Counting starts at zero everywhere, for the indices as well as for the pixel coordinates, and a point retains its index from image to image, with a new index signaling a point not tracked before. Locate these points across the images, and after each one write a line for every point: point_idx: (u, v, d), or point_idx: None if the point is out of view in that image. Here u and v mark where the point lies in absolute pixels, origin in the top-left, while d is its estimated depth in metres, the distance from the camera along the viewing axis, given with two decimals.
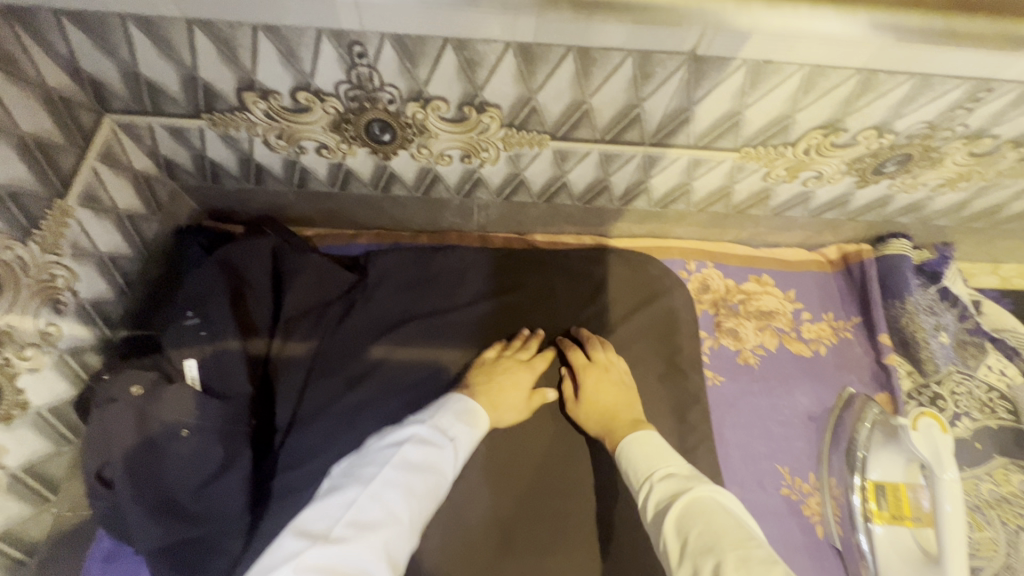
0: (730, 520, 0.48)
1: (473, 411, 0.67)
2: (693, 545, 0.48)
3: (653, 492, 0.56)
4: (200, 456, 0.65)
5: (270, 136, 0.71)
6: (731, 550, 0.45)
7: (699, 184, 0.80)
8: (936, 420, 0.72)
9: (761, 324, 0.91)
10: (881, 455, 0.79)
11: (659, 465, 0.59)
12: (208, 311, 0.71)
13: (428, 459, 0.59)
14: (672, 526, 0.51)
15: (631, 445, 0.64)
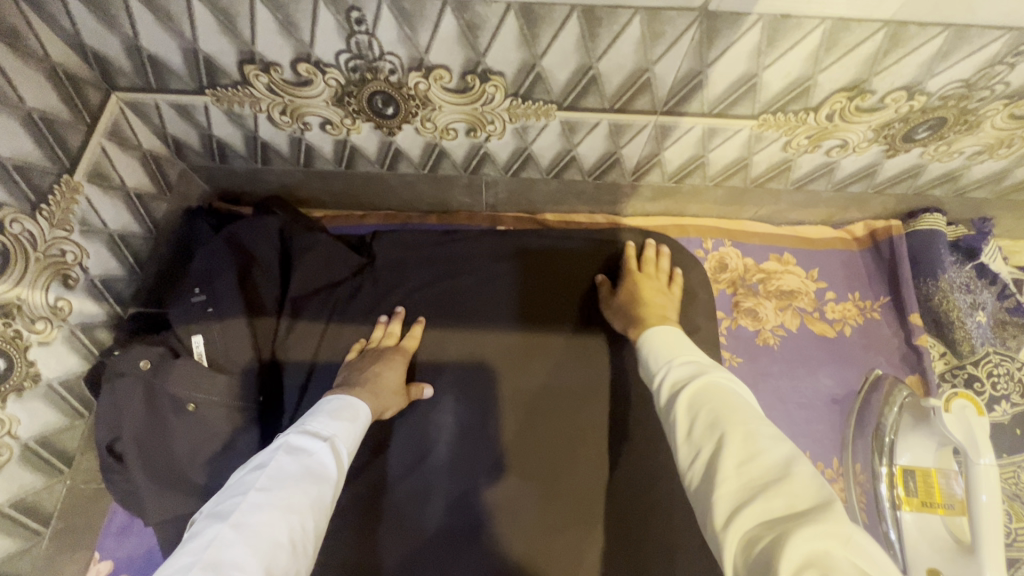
0: (739, 400, 0.45)
1: (351, 406, 0.63)
2: (703, 418, 0.45)
3: (670, 375, 0.53)
4: (208, 430, 0.65)
5: (273, 111, 0.71)
6: (738, 428, 0.42)
7: (715, 156, 0.76)
8: (972, 402, 0.68)
9: (782, 304, 0.87)
10: (911, 438, 0.76)
11: (671, 355, 0.55)
12: (214, 287, 0.71)
13: (303, 467, 0.53)
14: (680, 413, 0.47)
15: (651, 337, 0.60)
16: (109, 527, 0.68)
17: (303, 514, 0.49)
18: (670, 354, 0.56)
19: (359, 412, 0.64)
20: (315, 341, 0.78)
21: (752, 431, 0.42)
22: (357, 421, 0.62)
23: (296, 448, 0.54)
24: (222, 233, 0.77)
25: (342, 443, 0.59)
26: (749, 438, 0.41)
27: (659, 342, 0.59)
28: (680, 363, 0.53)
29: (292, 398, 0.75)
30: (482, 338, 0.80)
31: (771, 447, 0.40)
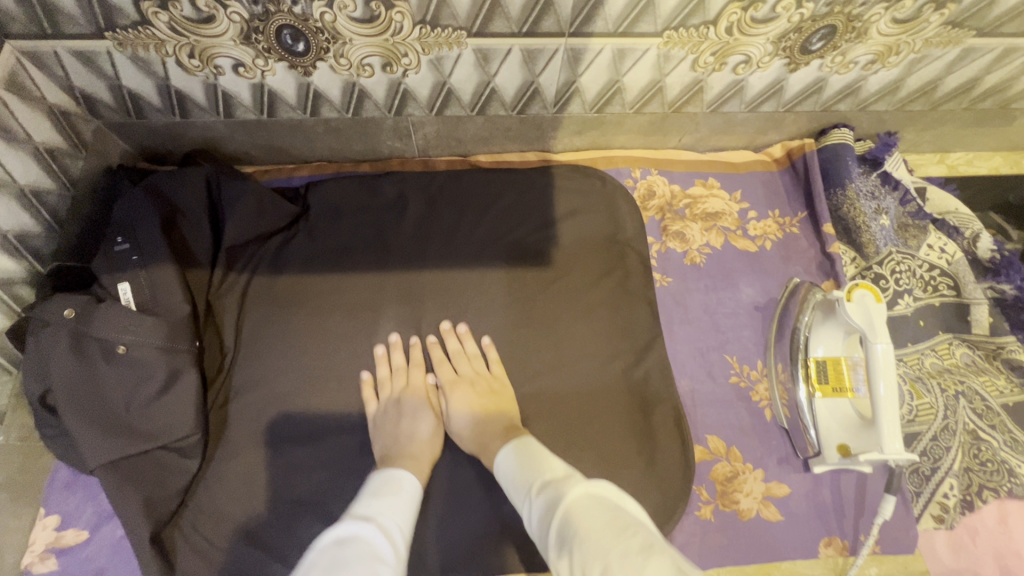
0: (590, 520, 0.52)
1: (395, 482, 0.66)
2: (577, 546, 0.50)
3: (533, 512, 0.59)
4: (142, 374, 0.66)
5: (181, 55, 0.70)
6: (613, 548, 0.47)
7: (629, 80, 0.79)
8: (871, 291, 0.74)
9: (707, 225, 0.91)
10: (822, 330, 0.79)
11: (535, 476, 0.62)
12: (138, 235, 0.71)
13: (354, 549, 0.54)
14: (557, 547, 0.52)
15: (507, 461, 0.67)
16: (51, 484, 0.70)
17: None
18: (530, 475, 0.63)
19: (403, 481, 0.67)
20: (244, 287, 0.83)
21: (611, 554, 0.47)
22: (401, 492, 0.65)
23: (343, 535, 0.56)
24: (140, 185, 0.76)
25: (392, 522, 0.60)
26: (613, 552, 0.47)
27: (517, 458, 0.66)
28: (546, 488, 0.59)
29: (231, 338, 0.81)
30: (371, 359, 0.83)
31: (643, 570, 0.45)
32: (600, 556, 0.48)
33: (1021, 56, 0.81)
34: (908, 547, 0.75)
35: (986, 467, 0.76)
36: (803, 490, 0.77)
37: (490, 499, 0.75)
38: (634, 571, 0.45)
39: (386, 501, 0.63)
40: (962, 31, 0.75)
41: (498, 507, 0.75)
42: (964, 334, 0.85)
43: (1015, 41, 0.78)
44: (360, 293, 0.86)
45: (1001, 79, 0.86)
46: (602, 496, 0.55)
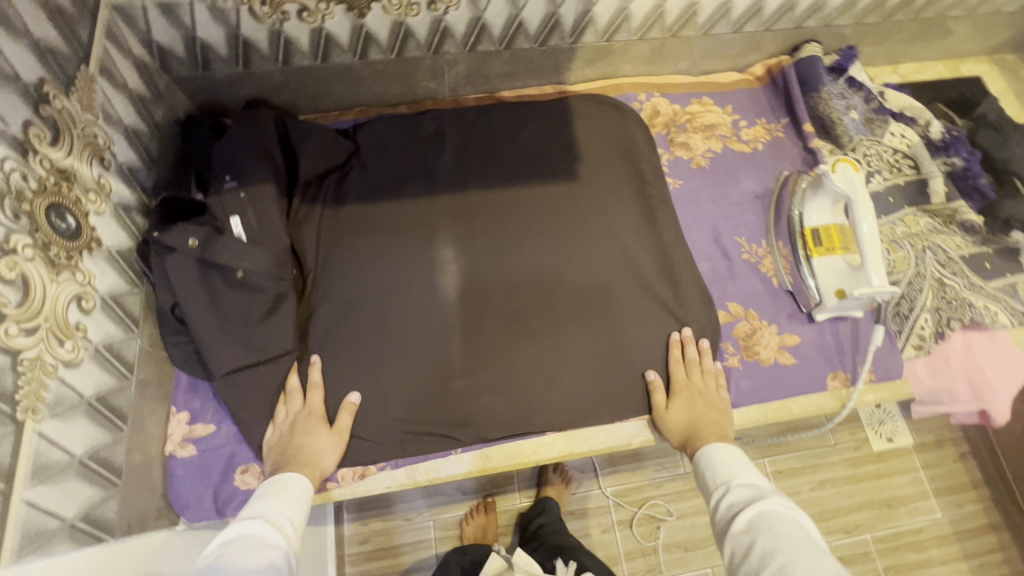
0: (800, 533, 0.61)
1: (280, 482, 0.71)
2: (765, 535, 0.61)
3: (727, 496, 0.70)
4: (254, 295, 0.77)
5: (254, 2, 0.79)
6: (802, 554, 0.58)
7: (635, 7, 0.93)
8: (850, 163, 0.88)
9: (707, 134, 1.06)
10: (812, 203, 0.93)
11: (727, 470, 0.73)
12: (244, 176, 0.81)
13: (249, 541, 0.61)
14: (742, 527, 0.64)
15: (716, 452, 0.76)
16: (177, 388, 0.79)
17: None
18: (744, 473, 0.72)
19: (293, 483, 0.71)
20: (318, 215, 0.94)
21: (811, 562, 0.57)
22: (292, 493, 0.70)
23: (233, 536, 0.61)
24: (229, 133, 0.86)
25: (279, 515, 0.66)
26: (814, 565, 0.56)
27: (723, 457, 0.75)
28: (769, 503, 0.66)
29: (311, 260, 0.92)
30: (396, 291, 0.92)
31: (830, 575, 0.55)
32: (799, 557, 0.58)
33: None
34: (896, 372, 0.91)
35: (951, 304, 0.93)
36: (810, 338, 0.92)
37: (549, 381, 0.88)
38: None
39: (275, 499, 0.68)
40: None
41: (557, 383, 0.88)
42: (926, 206, 1.01)
43: None
44: (416, 215, 0.97)
45: None
46: (805, 522, 0.64)
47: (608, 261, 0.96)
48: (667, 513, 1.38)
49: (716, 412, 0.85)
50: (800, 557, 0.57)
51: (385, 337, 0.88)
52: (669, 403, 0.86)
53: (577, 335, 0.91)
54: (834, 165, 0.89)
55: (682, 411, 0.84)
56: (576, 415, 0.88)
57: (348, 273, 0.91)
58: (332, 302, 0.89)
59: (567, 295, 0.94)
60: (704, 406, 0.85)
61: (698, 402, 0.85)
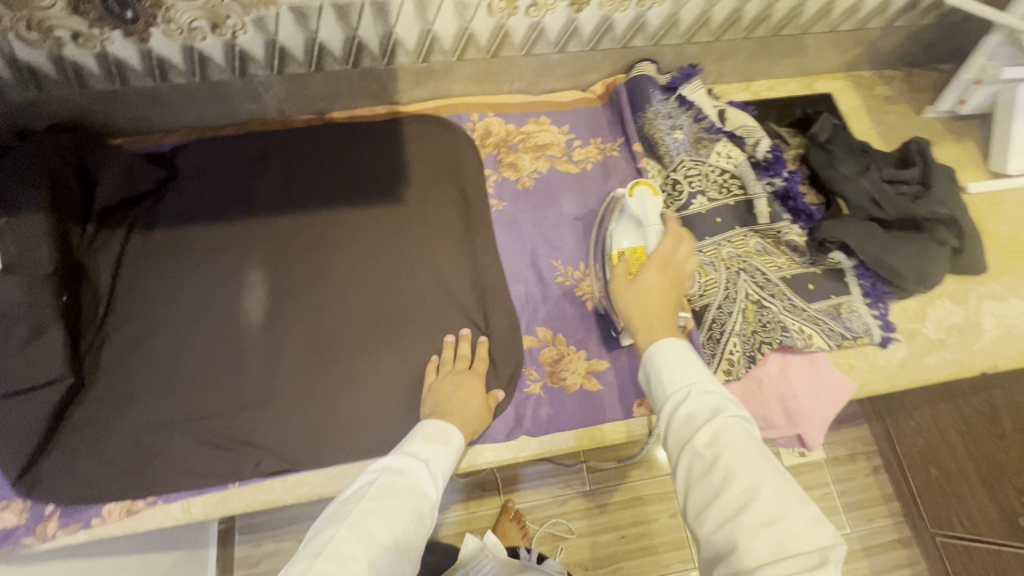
0: (759, 450, 0.53)
1: (442, 431, 0.74)
2: (727, 456, 0.53)
3: (686, 403, 0.59)
4: (6, 325, 0.74)
5: (19, 28, 0.78)
6: (769, 480, 0.50)
7: (439, 29, 0.91)
8: (649, 187, 0.87)
9: (537, 155, 1.05)
10: (619, 228, 0.89)
11: (691, 376, 0.61)
12: (9, 202, 0.78)
13: (404, 483, 0.63)
14: (705, 442, 0.55)
15: (663, 355, 0.64)
16: None
17: (403, 519, 0.58)
18: (695, 373, 0.62)
19: (451, 434, 0.74)
20: (120, 246, 0.92)
21: (780, 486, 0.50)
22: (448, 443, 0.73)
23: (396, 467, 0.65)
24: (11, 156, 0.83)
25: (437, 464, 0.68)
26: (783, 491, 0.50)
27: (676, 357, 0.63)
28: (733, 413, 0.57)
29: (106, 288, 0.89)
30: (198, 320, 0.90)
31: (793, 506, 0.48)
32: (765, 482, 0.50)
33: None
34: None
35: (765, 327, 0.92)
36: (618, 363, 0.91)
37: (339, 414, 0.86)
38: (795, 523, 0.47)
39: (436, 448, 0.71)
40: None
41: (347, 416, 0.86)
42: (754, 226, 1.00)
43: None
44: (230, 240, 0.96)
45: (761, 9, 1.01)
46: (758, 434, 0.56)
47: (421, 286, 0.95)
48: (568, 531, 1.39)
49: (664, 284, 0.73)
50: (767, 479, 0.50)
51: (177, 367, 0.87)
52: (641, 273, 0.75)
53: (380, 362, 0.90)
54: (632, 189, 0.87)
55: (647, 287, 0.73)
56: (369, 445, 0.85)
57: (144, 304, 0.90)
58: (126, 331, 0.88)
59: (376, 322, 0.92)
60: (660, 278, 0.74)
61: (666, 276, 0.74)
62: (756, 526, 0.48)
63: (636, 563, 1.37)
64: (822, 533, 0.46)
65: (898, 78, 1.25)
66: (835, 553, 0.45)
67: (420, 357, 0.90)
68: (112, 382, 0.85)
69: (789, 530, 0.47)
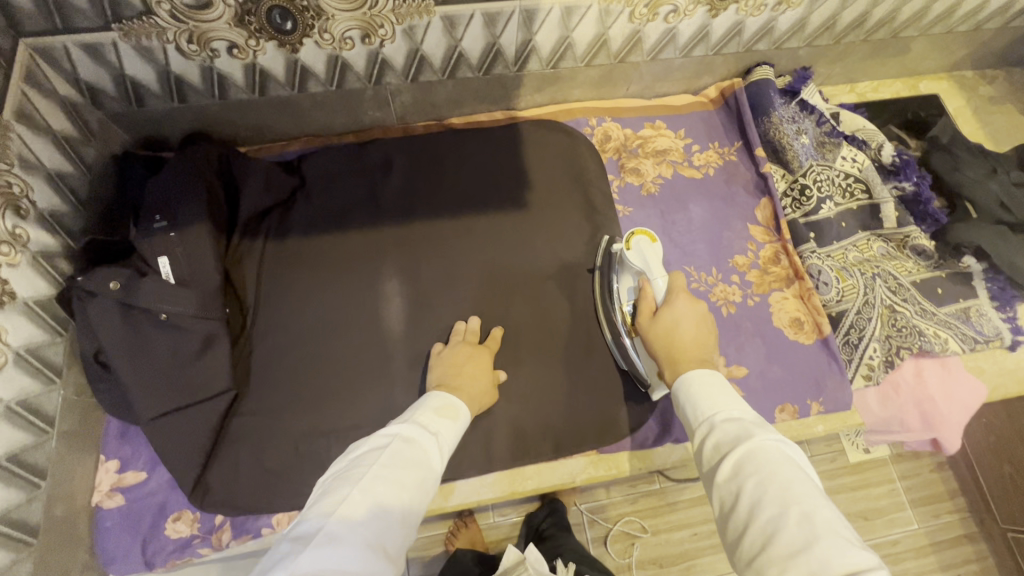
0: (793, 475, 0.54)
1: (452, 406, 0.73)
2: (750, 481, 0.55)
3: (714, 433, 0.62)
4: (182, 336, 0.74)
5: (180, 40, 0.78)
6: (795, 507, 0.51)
7: (577, 36, 0.91)
8: (647, 235, 0.88)
9: (659, 160, 1.06)
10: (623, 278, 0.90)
11: (714, 406, 0.64)
12: (174, 213, 0.78)
13: (414, 453, 0.63)
14: (730, 474, 0.57)
15: (691, 384, 0.68)
16: (109, 433, 0.78)
17: (410, 493, 0.59)
18: (719, 404, 0.64)
19: (459, 411, 0.74)
20: (259, 252, 0.92)
21: (806, 513, 0.50)
22: (456, 419, 0.72)
23: (408, 437, 0.65)
24: (166, 168, 0.82)
25: (443, 437, 0.68)
26: (808, 517, 0.50)
27: (702, 387, 0.67)
28: (761, 439, 0.58)
29: (251, 299, 0.89)
30: (338, 329, 0.90)
31: (819, 530, 0.49)
32: (792, 509, 0.51)
33: None
34: (845, 403, 0.91)
35: (900, 332, 0.92)
36: (758, 370, 0.92)
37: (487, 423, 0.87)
38: (824, 549, 0.47)
39: (446, 422, 0.71)
40: None
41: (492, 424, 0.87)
42: (878, 230, 1.01)
43: None
44: (362, 247, 0.95)
45: (888, 11, 1.01)
46: (791, 456, 0.57)
47: (555, 294, 0.95)
48: (641, 529, 1.35)
49: (690, 329, 0.76)
50: (796, 505, 0.51)
51: (325, 375, 0.87)
52: (662, 309, 0.78)
53: (525, 368, 0.91)
54: (630, 241, 0.88)
55: (668, 324, 0.76)
56: (520, 451, 0.87)
57: (285, 313, 0.90)
58: (272, 340, 0.88)
59: (515, 329, 0.93)
60: (680, 324, 0.76)
61: (691, 324, 0.76)
62: (785, 554, 0.49)
63: (711, 560, 1.34)
64: (860, 555, 0.47)
65: (999, 78, 1.24)
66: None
67: (561, 364, 0.91)
68: (265, 392, 0.85)
69: (818, 557, 0.47)
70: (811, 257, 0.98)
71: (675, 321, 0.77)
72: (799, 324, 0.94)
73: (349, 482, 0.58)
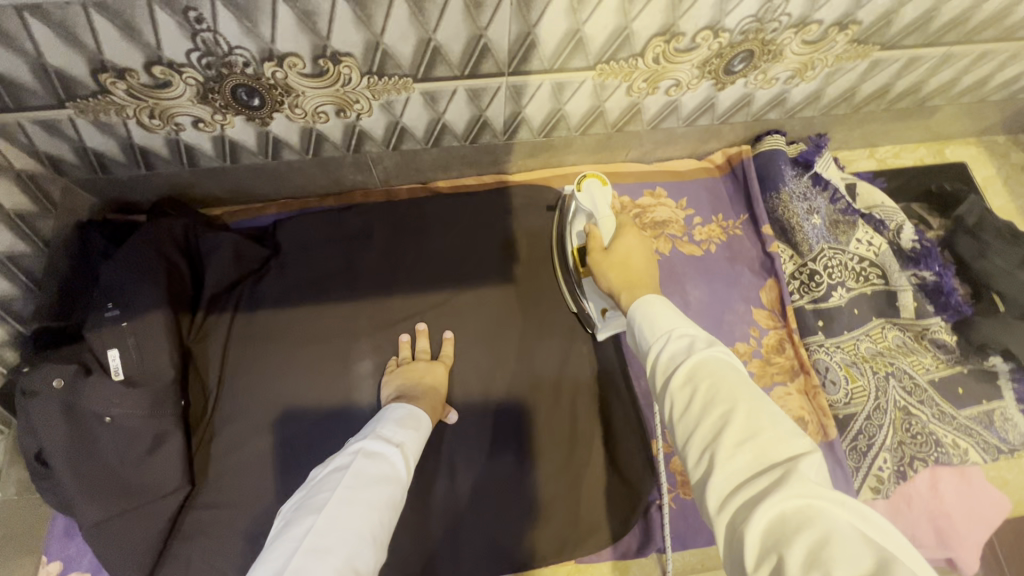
0: (744, 376, 0.46)
1: (414, 416, 0.70)
2: (705, 388, 0.45)
3: (665, 347, 0.50)
4: (131, 437, 0.70)
5: (141, 116, 0.73)
6: (748, 403, 0.43)
7: (570, 108, 0.85)
8: (598, 177, 0.85)
9: (656, 233, 0.98)
10: (575, 223, 0.88)
11: (665, 321, 0.53)
12: (128, 301, 0.73)
13: (380, 467, 0.59)
14: (682, 381, 0.47)
15: (641, 310, 0.56)
16: (53, 532, 0.73)
17: (382, 511, 0.54)
18: (671, 320, 0.53)
19: (420, 421, 0.70)
20: (225, 329, 0.87)
21: (758, 406, 0.43)
22: (419, 429, 0.69)
23: (368, 451, 0.61)
24: (127, 245, 0.78)
25: (409, 447, 0.65)
26: (761, 408, 0.43)
27: (654, 307, 0.56)
28: (712, 344, 0.48)
29: (213, 381, 0.84)
30: (306, 415, 0.85)
31: (774, 424, 0.42)
32: (746, 404, 0.43)
33: (928, 63, 0.88)
34: None
35: (915, 440, 0.84)
36: None
37: (456, 523, 0.81)
38: (776, 438, 0.41)
39: (408, 432, 0.67)
40: (869, 46, 0.81)
41: (462, 525, 0.81)
42: (895, 318, 0.93)
43: (918, 51, 0.84)
44: (335, 323, 0.90)
45: (913, 83, 0.93)
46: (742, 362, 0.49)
47: (538, 378, 0.89)
48: None
49: (638, 259, 0.73)
50: (744, 400, 0.43)
51: (287, 466, 0.82)
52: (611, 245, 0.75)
53: (500, 466, 0.84)
54: (581, 182, 0.85)
55: (621, 253, 0.74)
56: (490, 560, 0.81)
57: (245, 400, 0.84)
58: (232, 430, 0.83)
59: (492, 420, 0.86)
60: (628, 256, 0.73)
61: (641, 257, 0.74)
62: (734, 445, 0.42)
63: None
64: (803, 443, 0.41)
65: None
66: (810, 464, 0.39)
67: (540, 463, 0.85)
68: (222, 487, 0.79)
69: (769, 449, 0.41)
70: (818, 350, 0.90)
71: (624, 254, 0.74)
72: (802, 424, 0.87)
73: (311, 504, 0.53)
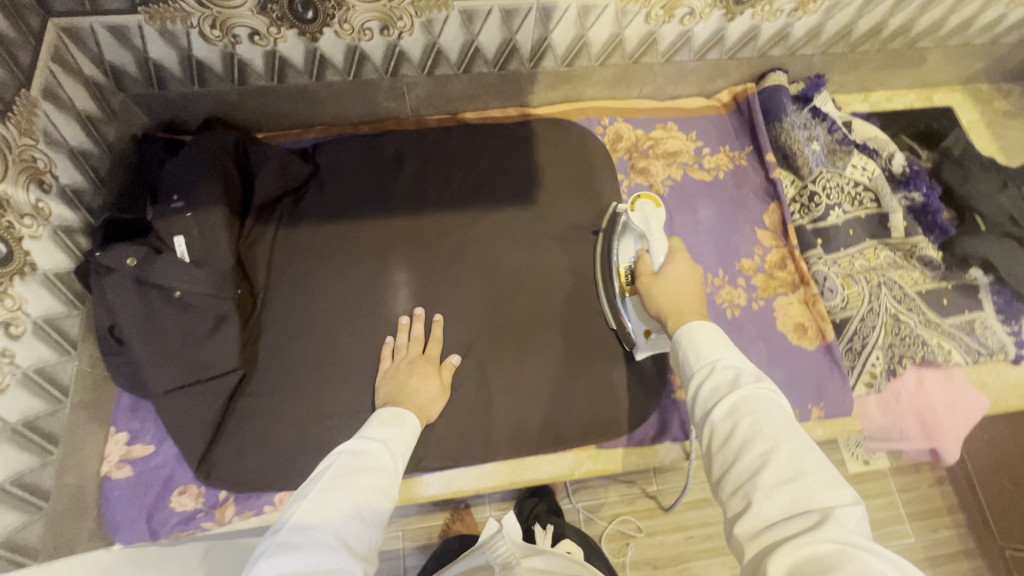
0: (786, 418, 0.50)
1: (399, 416, 0.70)
2: (746, 423, 0.50)
3: (710, 379, 0.56)
4: (196, 316, 0.77)
5: (204, 25, 0.79)
6: (787, 448, 0.47)
7: (593, 35, 0.92)
8: (651, 200, 0.89)
9: (668, 162, 1.06)
10: (624, 242, 0.92)
11: (709, 353, 0.58)
12: (189, 195, 0.80)
13: (366, 461, 0.60)
14: (724, 412, 0.52)
15: (687, 336, 0.62)
16: (119, 407, 0.82)
17: (365, 494, 0.56)
18: (714, 351, 0.58)
19: (406, 419, 0.71)
20: (270, 237, 0.94)
21: (797, 451, 0.47)
22: (407, 427, 0.70)
23: (354, 447, 0.62)
24: (187, 150, 0.85)
25: (398, 445, 0.65)
26: (801, 450, 0.47)
27: (700, 337, 0.61)
28: (755, 382, 0.53)
29: (262, 283, 0.91)
30: (346, 314, 0.91)
31: (812, 468, 0.46)
32: (786, 447, 0.47)
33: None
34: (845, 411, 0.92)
35: (905, 340, 0.92)
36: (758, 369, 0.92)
37: (487, 412, 0.88)
38: (814, 484, 0.45)
39: (393, 429, 0.68)
40: None
41: (492, 413, 0.88)
42: (886, 239, 1.01)
43: None
44: (372, 234, 0.96)
45: (905, 21, 1.01)
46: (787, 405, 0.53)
47: (560, 286, 0.96)
48: (636, 529, 1.19)
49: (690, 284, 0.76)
50: (784, 445, 0.47)
51: (330, 358, 0.88)
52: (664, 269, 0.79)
53: (526, 363, 0.91)
54: (635, 203, 0.90)
55: (670, 278, 0.77)
56: (519, 445, 0.88)
57: (292, 300, 0.91)
58: (280, 326, 0.89)
59: (519, 322, 0.94)
60: (681, 280, 0.77)
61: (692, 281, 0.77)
62: (772, 484, 0.46)
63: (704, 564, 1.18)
64: (842, 493, 0.44)
65: (1016, 92, 1.24)
66: (846, 513, 0.42)
67: (564, 360, 0.92)
68: (271, 374, 0.86)
69: (806, 492, 0.44)
70: (817, 263, 0.99)
71: (675, 278, 0.77)
72: (803, 329, 0.95)
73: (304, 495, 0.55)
